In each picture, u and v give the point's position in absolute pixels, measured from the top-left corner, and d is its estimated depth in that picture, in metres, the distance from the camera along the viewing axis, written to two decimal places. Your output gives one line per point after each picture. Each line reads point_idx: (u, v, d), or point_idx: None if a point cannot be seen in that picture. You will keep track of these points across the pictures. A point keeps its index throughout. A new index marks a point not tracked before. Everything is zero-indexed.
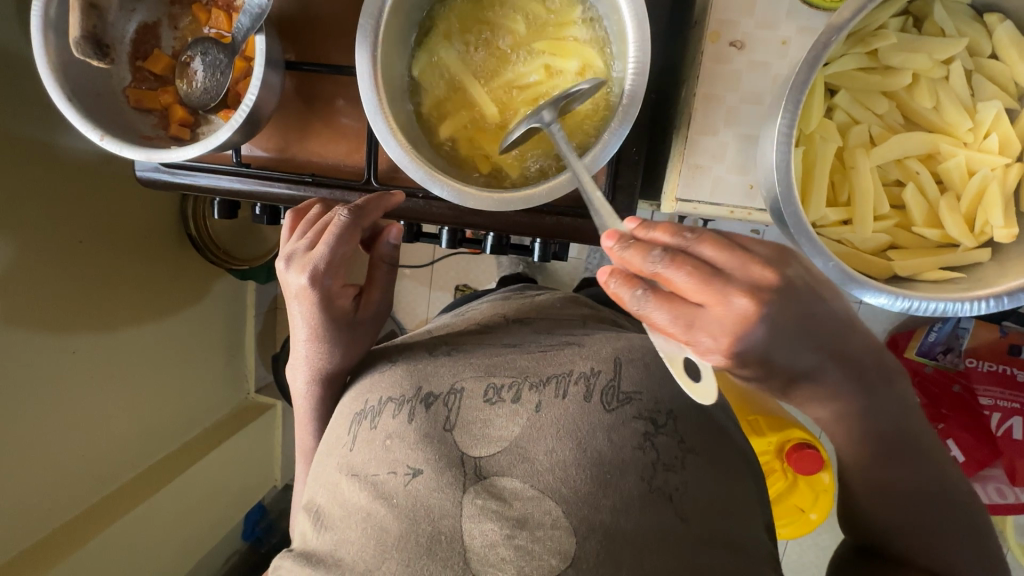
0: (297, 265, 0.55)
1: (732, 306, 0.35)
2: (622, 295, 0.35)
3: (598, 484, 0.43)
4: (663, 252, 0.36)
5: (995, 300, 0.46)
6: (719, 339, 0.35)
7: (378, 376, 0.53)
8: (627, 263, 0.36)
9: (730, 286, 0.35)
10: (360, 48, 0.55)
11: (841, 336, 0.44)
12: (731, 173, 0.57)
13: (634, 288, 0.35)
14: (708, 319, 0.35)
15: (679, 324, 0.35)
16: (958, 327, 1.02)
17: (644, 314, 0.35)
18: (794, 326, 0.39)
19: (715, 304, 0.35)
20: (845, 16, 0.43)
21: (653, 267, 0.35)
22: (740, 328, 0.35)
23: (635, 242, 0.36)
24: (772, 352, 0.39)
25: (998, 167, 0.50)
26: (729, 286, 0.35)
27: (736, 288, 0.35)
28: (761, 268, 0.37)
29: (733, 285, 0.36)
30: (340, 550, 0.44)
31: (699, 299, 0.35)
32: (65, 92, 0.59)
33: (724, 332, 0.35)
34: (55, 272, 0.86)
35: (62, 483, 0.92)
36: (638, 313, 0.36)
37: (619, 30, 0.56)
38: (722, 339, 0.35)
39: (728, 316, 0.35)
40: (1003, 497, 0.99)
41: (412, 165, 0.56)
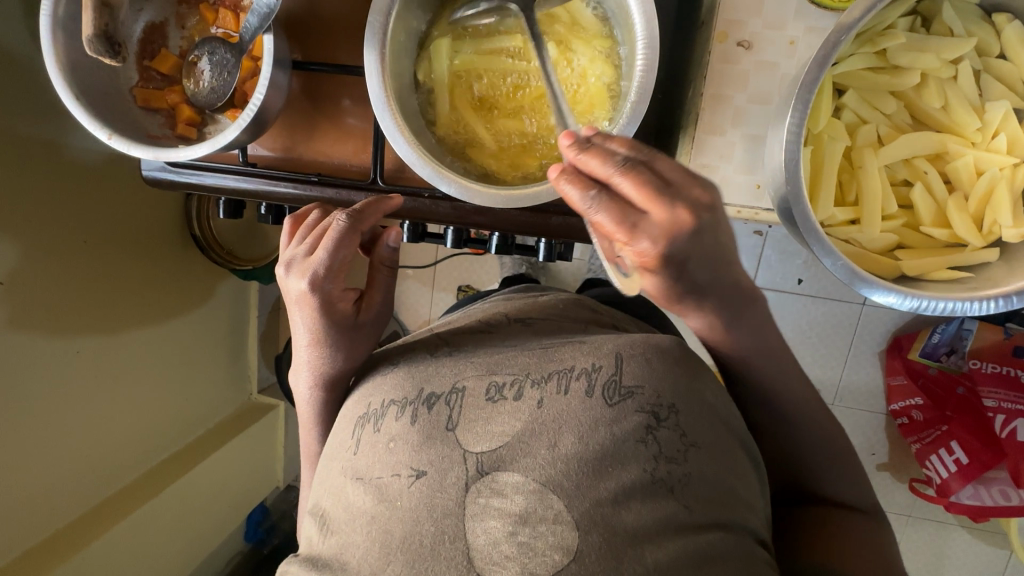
0: (297, 271, 0.55)
1: (673, 215, 0.36)
2: (572, 196, 0.36)
3: (600, 478, 0.43)
4: (618, 157, 0.36)
5: (1004, 300, 0.46)
6: (656, 244, 0.37)
7: (381, 378, 0.53)
8: (582, 166, 0.37)
9: (677, 199, 0.37)
10: (370, 47, 0.55)
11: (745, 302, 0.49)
12: (739, 173, 0.58)
13: (586, 188, 0.36)
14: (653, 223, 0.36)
15: (618, 226, 0.36)
16: (962, 329, 1.01)
17: (592, 212, 0.36)
18: (710, 252, 0.41)
19: (657, 212, 0.36)
20: (855, 16, 0.43)
21: (607, 171, 0.36)
22: (674, 237, 0.37)
23: (593, 146, 0.37)
24: (694, 271, 0.41)
25: (1006, 167, 0.50)
26: (676, 198, 0.36)
27: (681, 201, 0.37)
28: (705, 189, 0.38)
29: (680, 198, 0.37)
30: (345, 554, 0.44)
31: (642, 206, 0.36)
32: (74, 92, 0.59)
33: (662, 238, 0.37)
34: (60, 273, 0.85)
35: (64, 485, 0.92)
36: (586, 212, 0.37)
37: (627, 31, 0.56)
38: (659, 244, 0.37)
39: (669, 226, 0.36)
40: (1006, 499, 0.99)
41: (420, 163, 0.57)
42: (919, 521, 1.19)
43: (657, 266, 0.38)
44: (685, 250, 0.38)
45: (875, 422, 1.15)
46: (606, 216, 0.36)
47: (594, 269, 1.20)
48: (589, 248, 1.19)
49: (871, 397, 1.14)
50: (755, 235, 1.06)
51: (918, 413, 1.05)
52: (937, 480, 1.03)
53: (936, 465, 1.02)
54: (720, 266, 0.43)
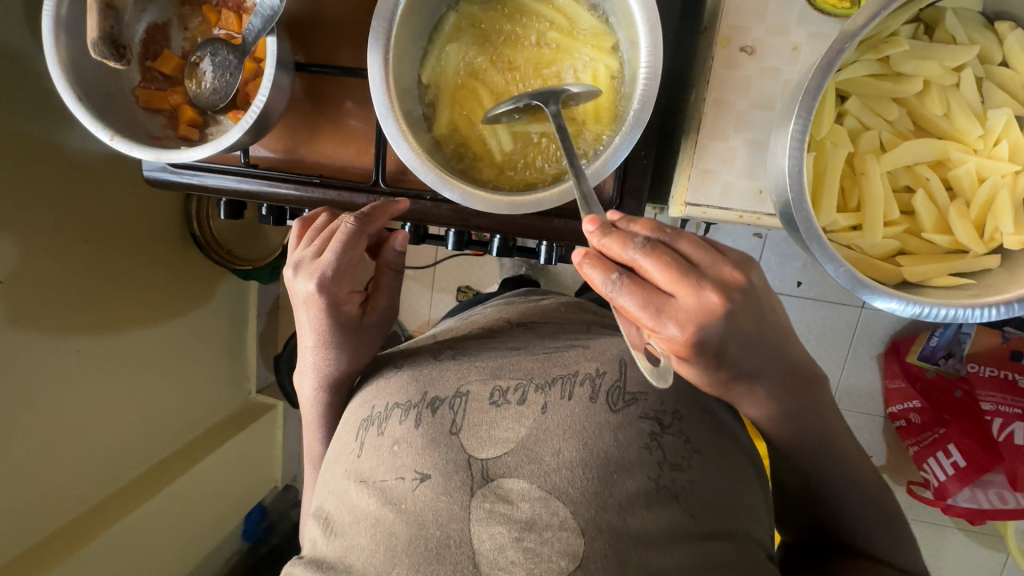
0: (306, 272, 0.55)
1: (702, 299, 0.36)
2: (595, 278, 0.37)
3: (604, 484, 0.43)
4: (642, 240, 0.37)
5: (1005, 307, 0.46)
6: (683, 329, 0.36)
7: (385, 382, 0.53)
8: (606, 250, 0.37)
9: (704, 282, 0.37)
10: (374, 50, 0.55)
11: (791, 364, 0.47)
12: (741, 177, 0.58)
13: (610, 271, 0.36)
14: (680, 309, 0.36)
15: (646, 310, 0.36)
16: (960, 333, 1.01)
17: (616, 295, 0.36)
18: (751, 331, 0.40)
19: (685, 295, 0.36)
20: (859, 24, 0.43)
21: (630, 254, 0.37)
22: (705, 319, 0.36)
23: (616, 231, 0.37)
24: (731, 354, 0.40)
25: (1008, 174, 0.50)
26: (702, 280, 0.36)
27: (707, 283, 0.37)
28: (732, 269, 0.39)
29: (705, 280, 0.37)
30: (350, 556, 0.44)
31: (670, 290, 0.36)
32: (76, 93, 0.59)
33: (692, 323, 0.36)
34: (60, 272, 0.85)
35: (62, 485, 0.91)
36: (610, 296, 0.37)
37: (630, 34, 0.56)
38: (686, 328, 0.36)
39: (698, 308, 0.36)
40: (1003, 502, 0.99)
41: (423, 167, 0.57)
42: (916, 523, 1.20)
43: (687, 352, 0.38)
44: (716, 334, 0.38)
45: (873, 425, 1.16)
46: (634, 299, 0.36)
47: None
48: None
49: (869, 400, 1.15)
50: (755, 238, 1.06)
51: (916, 415, 1.06)
52: (935, 483, 1.02)
53: (934, 468, 1.02)
54: (759, 347, 0.42)
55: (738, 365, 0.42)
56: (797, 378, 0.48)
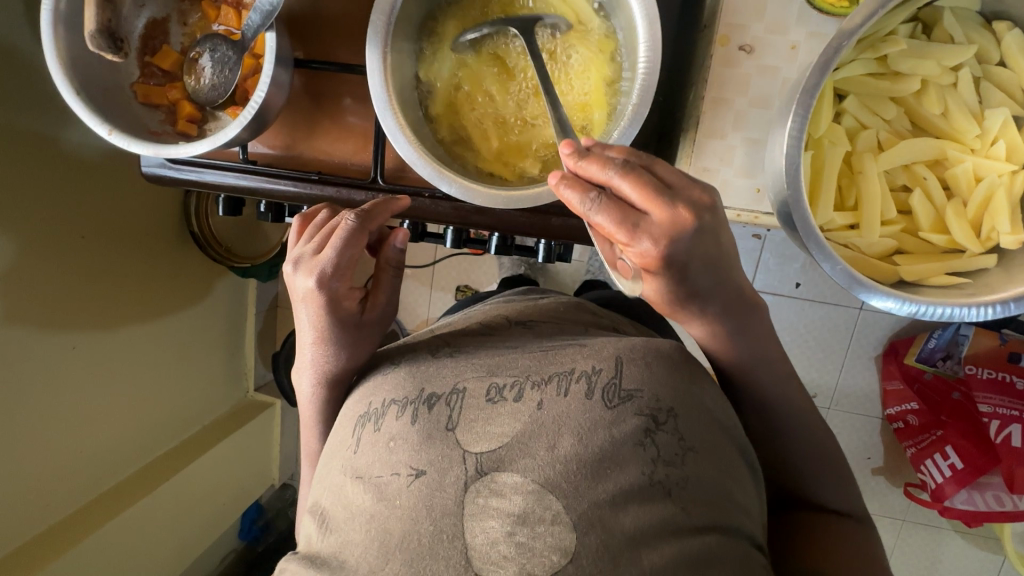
0: (305, 268, 0.55)
1: (675, 214, 0.36)
2: (573, 199, 0.37)
3: (598, 479, 0.43)
4: (619, 161, 0.37)
5: (1001, 306, 0.46)
6: (656, 244, 0.37)
7: (381, 379, 0.53)
8: (581, 171, 0.38)
9: (678, 200, 0.37)
10: (373, 46, 0.55)
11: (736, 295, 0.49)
12: (739, 176, 0.58)
13: (587, 190, 0.37)
14: (654, 224, 0.36)
15: (620, 226, 0.36)
16: (957, 334, 1.02)
17: (592, 213, 0.37)
18: (713, 255, 0.41)
19: (659, 211, 0.36)
20: (856, 22, 0.43)
21: (606, 173, 0.37)
22: (676, 234, 0.37)
23: (592, 153, 0.37)
24: (694, 273, 0.41)
25: (1005, 174, 0.50)
26: (676, 198, 0.37)
27: (681, 201, 0.37)
28: (703, 192, 0.39)
29: (679, 198, 0.37)
30: (344, 552, 0.44)
31: (644, 207, 0.36)
32: (74, 87, 0.59)
33: (664, 238, 0.37)
34: (57, 268, 0.85)
35: (58, 481, 0.91)
36: (587, 215, 0.37)
37: (630, 33, 0.56)
38: (659, 243, 0.37)
39: (670, 224, 0.36)
40: (1000, 504, 0.99)
41: (420, 161, 0.57)
42: (912, 526, 1.20)
43: (658, 267, 0.39)
44: (686, 251, 0.38)
45: (870, 427, 1.16)
46: (609, 217, 0.36)
47: (592, 270, 1.20)
48: (587, 249, 1.19)
49: (867, 401, 1.15)
50: (755, 238, 1.06)
51: (914, 417, 1.06)
52: (932, 485, 1.02)
53: (931, 470, 1.02)
54: (716, 269, 0.43)
55: (697, 285, 0.43)
56: (742, 306, 0.51)
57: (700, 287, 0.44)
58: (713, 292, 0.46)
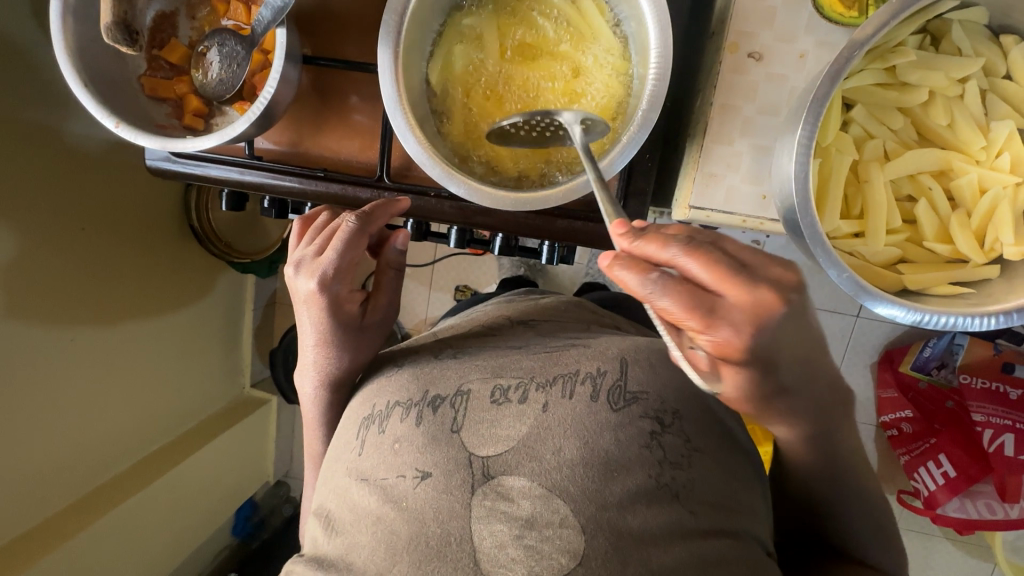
0: (306, 271, 0.55)
1: (757, 296, 0.33)
2: (631, 283, 0.33)
3: (604, 481, 0.43)
4: (682, 239, 0.34)
5: (1005, 316, 0.47)
6: (738, 330, 0.33)
7: (385, 380, 0.53)
8: (638, 252, 0.34)
9: (760, 279, 0.33)
10: (384, 45, 0.55)
11: (826, 389, 0.46)
12: (745, 183, 0.58)
13: (647, 270, 0.33)
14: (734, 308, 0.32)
15: (696, 312, 0.32)
16: (953, 344, 1.03)
17: (657, 295, 0.32)
18: (800, 351, 0.37)
19: (738, 294, 0.33)
20: (868, 32, 0.44)
21: (668, 253, 0.33)
22: (761, 318, 0.33)
23: (648, 234, 0.35)
24: (783, 367, 0.37)
25: (1009, 186, 0.51)
26: (755, 277, 0.33)
27: (762, 281, 0.33)
28: (786, 269, 0.35)
29: (758, 279, 0.34)
30: (351, 554, 0.44)
31: (719, 290, 0.33)
32: (82, 78, 0.58)
33: (745, 324, 0.33)
34: (58, 260, 0.85)
35: (54, 473, 0.91)
36: (650, 299, 0.33)
37: (640, 37, 0.56)
38: (741, 329, 0.33)
39: (752, 307, 0.33)
40: (992, 513, 1.00)
41: (430, 162, 0.57)
42: (906, 533, 1.20)
43: (735, 357, 0.34)
44: (771, 337, 0.34)
45: (864, 434, 1.16)
46: (680, 301, 0.32)
47: (591, 273, 1.21)
48: (587, 252, 1.19)
49: (862, 409, 1.15)
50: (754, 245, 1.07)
51: (908, 425, 1.05)
52: (925, 493, 1.03)
53: (924, 478, 1.02)
54: (802, 360, 0.40)
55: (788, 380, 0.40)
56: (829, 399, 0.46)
57: (783, 381, 0.40)
58: (804, 381, 0.42)
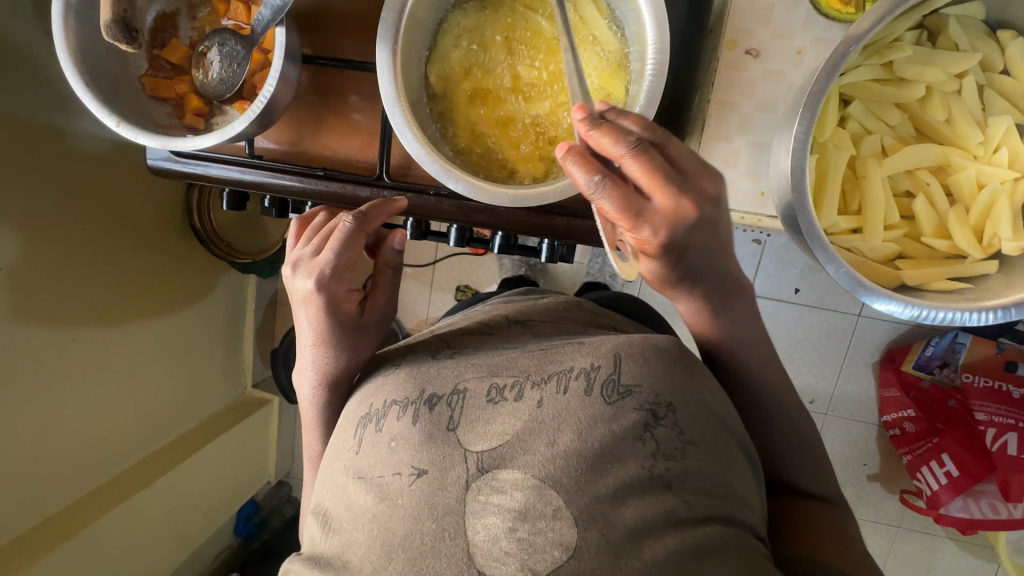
0: (304, 270, 0.56)
1: (674, 204, 0.41)
2: (579, 177, 0.39)
3: (598, 474, 0.43)
4: (629, 141, 0.40)
5: (1003, 312, 0.47)
6: (654, 230, 0.41)
7: (383, 379, 0.53)
8: (595, 144, 0.40)
9: (679, 193, 0.41)
10: (382, 43, 0.56)
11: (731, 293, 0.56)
12: (743, 179, 0.58)
13: (595, 171, 0.39)
14: (656, 212, 0.40)
15: (625, 211, 0.40)
16: (955, 342, 1.03)
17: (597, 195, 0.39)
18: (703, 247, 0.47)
19: (661, 200, 0.41)
20: (864, 27, 0.44)
21: (619, 152, 0.40)
22: (674, 223, 0.42)
23: (606, 126, 0.39)
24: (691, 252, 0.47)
25: (1007, 181, 0.51)
26: (679, 188, 0.41)
27: (683, 191, 0.41)
28: (704, 179, 0.43)
29: (682, 187, 0.41)
30: (347, 552, 0.44)
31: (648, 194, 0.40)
32: (83, 78, 0.59)
33: (660, 226, 0.41)
34: (61, 260, 0.85)
35: (57, 473, 0.91)
36: (591, 193, 0.39)
37: (638, 34, 0.57)
38: (657, 229, 0.41)
39: (668, 214, 0.41)
40: (996, 513, 0.99)
41: (428, 159, 0.57)
42: (910, 533, 1.20)
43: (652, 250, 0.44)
44: (680, 237, 0.43)
45: (866, 433, 1.16)
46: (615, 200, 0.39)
47: (592, 273, 1.21)
48: (588, 252, 1.19)
49: (864, 407, 1.15)
50: (754, 243, 1.07)
51: (910, 425, 1.05)
52: (928, 492, 1.03)
53: (927, 478, 1.03)
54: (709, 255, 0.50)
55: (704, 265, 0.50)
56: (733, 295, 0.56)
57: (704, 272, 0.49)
58: (710, 276, 0.52)
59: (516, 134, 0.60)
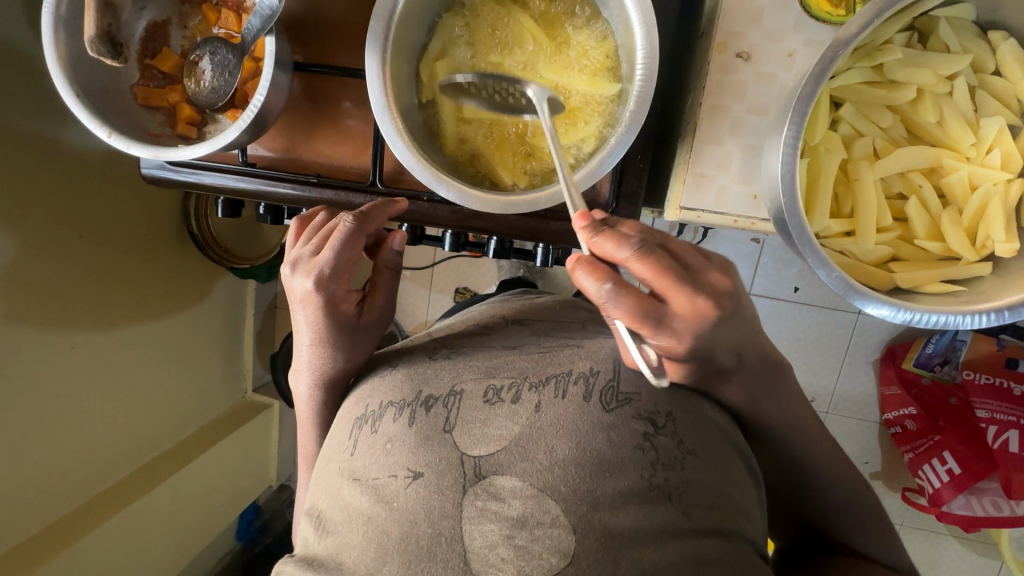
0: (303, 270, 0.56)
1: (693, 302, 0.39)
2: (589, 288, 0.37)
3: (597, 481, 0.43)
4: (635, 242, 0.38)
5: (996, 314, 0.46)
6: (677, 333, 0.39)
7: (380, 380, 0.53)
8: (599, 251, 0.38)
9: (693, 289, 0.39)
10: (372, 52, 0.56)
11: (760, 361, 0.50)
12: (735, 182, 0.58)
13: (605, 280, 0.37)
14: (674, 314, 0.38)
15: (643, 317, 0.38)
16: (956, 340, 1.02)
17: (613, 304, 0.37)
18: (729, 338, 0.43)
19: (677, 299, 0.38)
20: (852, 31, 0.43)
21: (623, 255, 0.38)
22: (696, 321, 0.39)
23: (608, 231, 0.38)
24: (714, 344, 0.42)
25: (1000, 183, 0.50)
26: (692, 286, 0.39)
27: (699, 289, 0.39)
28: (716, 274, 0.41)
29: (697, 285, 0.39)
30: (341, 554, 0.44)
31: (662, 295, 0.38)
32: (75, 90, 0.59)
33: (683, 325, 0.39)
34: (57, 268, 0.86)
35: (58, 480, 0.92)
36: (604, 303, 0.38)
37: (627, 37, 0.56)
38: (679, 332, 0.39)
39: (690, 313, 0.39)
40: (998, 510, 0.99)
41: (419, 167, 0.57)
42: (912, 531, 1.20)
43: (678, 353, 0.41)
44: (706, 336, 0.40)
45: (867, 432, 1.16)
46: (631, 305, 0.37)
47: None
48: None
49: (865, 405, 1.15)
50: (753, 243, 1.07)
51: (912, 422, 1.05)
52: (931, 490, 1.02)
53: (929, 476, 1.02)
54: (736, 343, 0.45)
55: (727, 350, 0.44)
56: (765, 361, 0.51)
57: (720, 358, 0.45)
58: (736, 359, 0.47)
59: (506, 144, 0.60)
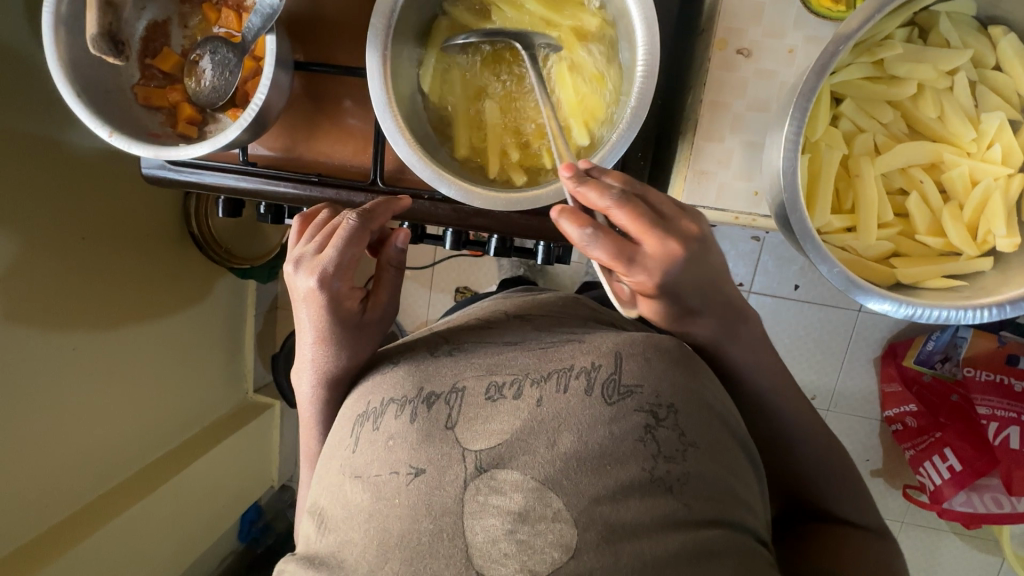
0: (306, 267, 0.56)
1: (664, 246, 0.44)
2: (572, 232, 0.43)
3: (598, 475, 0.43)
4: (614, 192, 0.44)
5: (998, 309, 0.47)
6: (649, 272, 0.44)
7: (382, 377, 0.53)
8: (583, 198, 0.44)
9: (666, 233, 0.44)
10: (372, 48, 0.56)
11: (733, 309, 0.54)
12: (737, 179, 0.58)
13: (585, 225, 0.42)
14: (646, 254, 0.43)
15: (619, 256, 0.43)
16: (956, 336, 1.02)
17: (592, 245, 0.43)
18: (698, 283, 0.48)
19: (649, 242, 0.44)
20: (853, 26, 0.44)
21: (604, 203, 0.44)
22: (666, 263, 0.44)
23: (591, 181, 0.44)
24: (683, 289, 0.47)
25: (1001, 177, 0.51)
26: (663, 231, 0.44)
27: (669, 235, 0.44)
28: (686, 222, 0.47)
29: (668, 231, 0.45)
30: (343, 552, 0.44)
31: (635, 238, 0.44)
32: (75, 89, 0.59)
33: (654, 266, 0.44)
34: (59, 270, 0.86)
35: (60, 480, 0.92)
36: (585, 246, 0.43)
37: (627, 34, 0.56)
38: (651, 271, 0.44)
39: (661, 254, 0.44)
40: (999, 507, 0.99)
41: (420, 164, 0.57)
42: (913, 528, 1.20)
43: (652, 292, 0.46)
44: (675, 278, 0.46)
45: (868, 429, 1.16)
46: (608, 246, 0.43)
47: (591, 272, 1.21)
48: None
49: (866, 403, 1.15)
50: (754, 241, 1.07)
51: (913, 419, 1.05)
52: (931, 487, 1.02)
53: (930, 472, 1.02)
54: (704, 292, 0.50)
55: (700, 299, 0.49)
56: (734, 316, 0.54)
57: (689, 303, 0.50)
58: (705, 306, 0.52)
59: (506, 139, 0.60)
